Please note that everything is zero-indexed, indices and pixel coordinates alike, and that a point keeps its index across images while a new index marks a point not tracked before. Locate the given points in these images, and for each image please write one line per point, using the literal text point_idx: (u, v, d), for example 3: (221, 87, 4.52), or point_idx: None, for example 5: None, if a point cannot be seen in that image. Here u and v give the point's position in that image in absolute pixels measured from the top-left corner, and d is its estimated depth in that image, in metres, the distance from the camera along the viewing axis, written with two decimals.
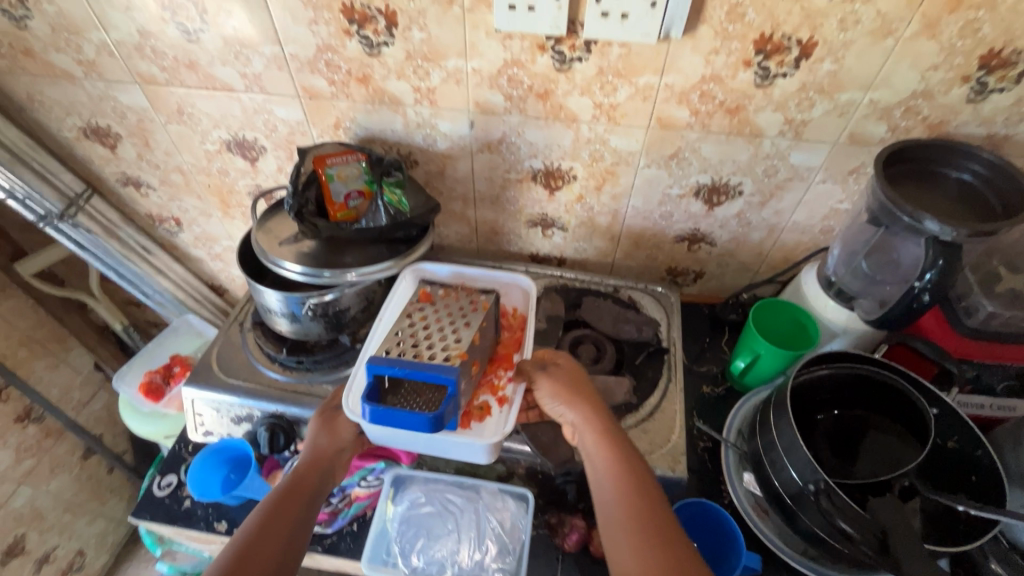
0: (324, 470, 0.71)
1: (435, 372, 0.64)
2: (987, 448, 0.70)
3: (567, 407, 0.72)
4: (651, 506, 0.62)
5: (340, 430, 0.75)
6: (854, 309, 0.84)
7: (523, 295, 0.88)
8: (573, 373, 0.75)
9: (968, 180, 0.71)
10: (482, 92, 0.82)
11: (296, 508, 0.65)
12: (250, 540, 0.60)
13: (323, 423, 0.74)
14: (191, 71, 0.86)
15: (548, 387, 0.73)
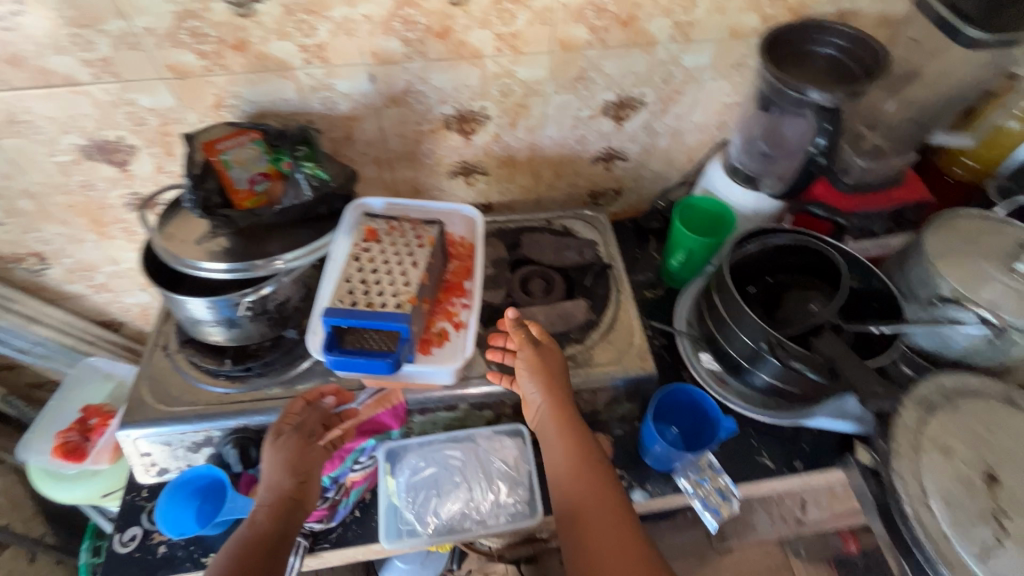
0: (285, 513, 0.68)
1: (390, 319, 0.68)
2: (881, 278, 0.84)
3: (531, 383, 0.75)
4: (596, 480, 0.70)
5: (299, 457, 0.71)
6: (760, 189, 0.94)
7: (467, 223, 0.90)
8: (553, 355, 0.77)
9: (833, 53, 0.81)
10: (377, 40, 0.77)
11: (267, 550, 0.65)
12: None
13: (279, 456, 0.70)
14: (16, 66, 0.71)
15: (529, 363, 0.75)
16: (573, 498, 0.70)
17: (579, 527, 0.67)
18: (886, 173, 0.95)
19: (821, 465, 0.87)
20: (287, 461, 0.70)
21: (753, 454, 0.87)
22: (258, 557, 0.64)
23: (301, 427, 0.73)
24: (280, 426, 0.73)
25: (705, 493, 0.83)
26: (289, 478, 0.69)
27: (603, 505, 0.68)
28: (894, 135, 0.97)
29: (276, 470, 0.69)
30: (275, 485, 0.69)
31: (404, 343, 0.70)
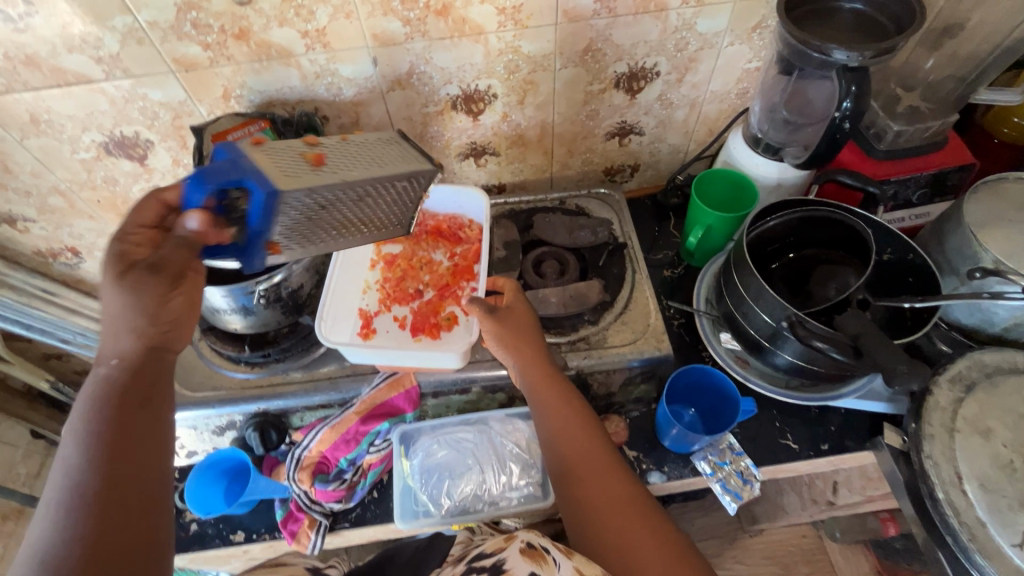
0: (149, 364, 0.57)
1: (234, 176, 0.53)
2: (917, 251, 0.79)
3: (503, 353, 0.73)
4: (588, 441, 0.67)
5: (165, 298, 0.58)
6: (784, 159, 0.89)
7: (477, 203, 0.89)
8: (520, 315, 0.74)
9: (860, 8, 0.75)
10: (377, 22, 0.76)
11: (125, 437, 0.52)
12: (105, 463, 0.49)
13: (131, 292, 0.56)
14: (33, 68, 0.74)
15: (495, 334, 0.72)
16: (571, 466, 0.66)
17: (575, 498, 0.64)
18: (922, 137, 0.88)
19: (851, 448, 0.83)
20: (154, 300, 0.57)
21: (777, 436, 0.85)
22: (136, 413, 0.53)
23: (161, 267, 0.58)
24: (129, 260, 0.58)
25: (725, 475, 0.81)
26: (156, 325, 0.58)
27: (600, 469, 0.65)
28: (934, 95, 0.90)
29: (134, 314, 0.56)
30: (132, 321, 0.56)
31: (256, 175, 0.53)
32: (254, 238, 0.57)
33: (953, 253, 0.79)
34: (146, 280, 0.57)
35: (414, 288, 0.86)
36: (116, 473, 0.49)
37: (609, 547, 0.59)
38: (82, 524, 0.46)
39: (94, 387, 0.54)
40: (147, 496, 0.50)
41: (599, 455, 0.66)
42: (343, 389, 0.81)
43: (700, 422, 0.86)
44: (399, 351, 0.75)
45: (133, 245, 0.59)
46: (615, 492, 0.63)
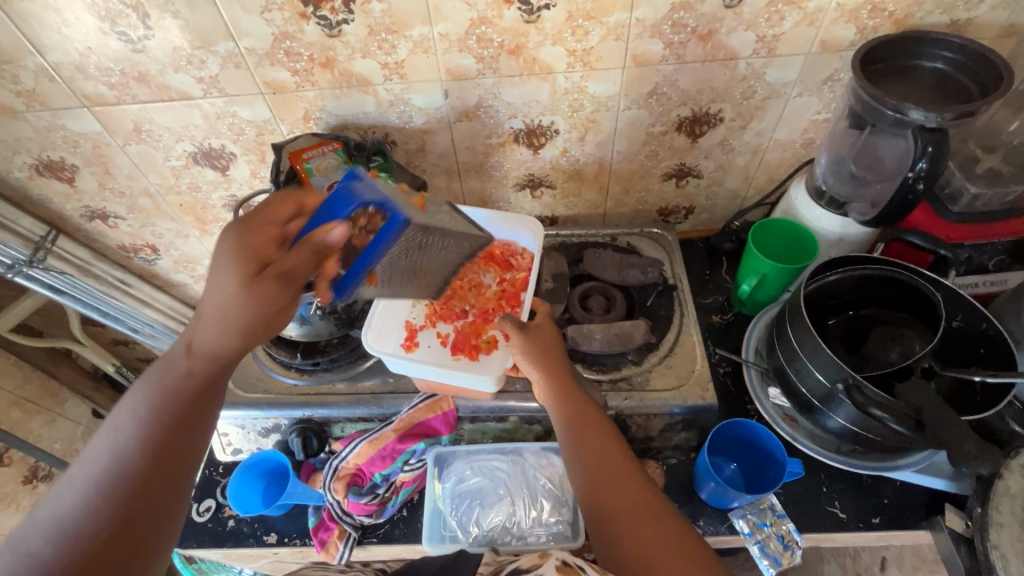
0: (206, 378, 0.57)
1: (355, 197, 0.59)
2: (992, 321, 0.75)
3: (531, 368, 0.73)
4: (610, 453, 0.65)
5: (273, 302, 0.57)
6: (848, 214, 0.87)
7: (531, 232, 0.90)
8: (546, 334, 0.75)
9: (941, 68, 0.73)
10: (453, 57, 0.80)
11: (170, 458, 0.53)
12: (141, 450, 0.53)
13: (234, 276, 0.56)
14: (143, 83, 0.81)
15: (523, 348, 0.73)
16: (603, 497, 0.62)
17: (609, 527, 0.60)
18: (1003, 202, 0.83)
19: (905, 525, 0.78)
20: (254, 298, 0.56)
21: (823, 502, 0.81)
22: (165, 461, 0.53)
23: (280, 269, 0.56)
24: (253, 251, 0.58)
25: (765, 537, 0.78)
26: (252, 331, 0.57)
27: (637, 503, 0.60)
28: (1016, 158, 0.85)
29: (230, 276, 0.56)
30: (223, 309, 0.56)
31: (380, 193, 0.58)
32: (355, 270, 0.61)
33: None
34: (269, 279, 0.56)
35: (460, 307, 0.85)
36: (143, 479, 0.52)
37: (633, 559, 0.57)
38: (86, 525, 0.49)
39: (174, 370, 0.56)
40: (138, 558, 0.50)
41: (635, 491, 0.61)
42: (384, 405, 0.84)
43: (741, 479, 0.83)
44: (438, 369, 0.77)
45: (255, 233, 0.59)
46: (635, 502, 0.60)
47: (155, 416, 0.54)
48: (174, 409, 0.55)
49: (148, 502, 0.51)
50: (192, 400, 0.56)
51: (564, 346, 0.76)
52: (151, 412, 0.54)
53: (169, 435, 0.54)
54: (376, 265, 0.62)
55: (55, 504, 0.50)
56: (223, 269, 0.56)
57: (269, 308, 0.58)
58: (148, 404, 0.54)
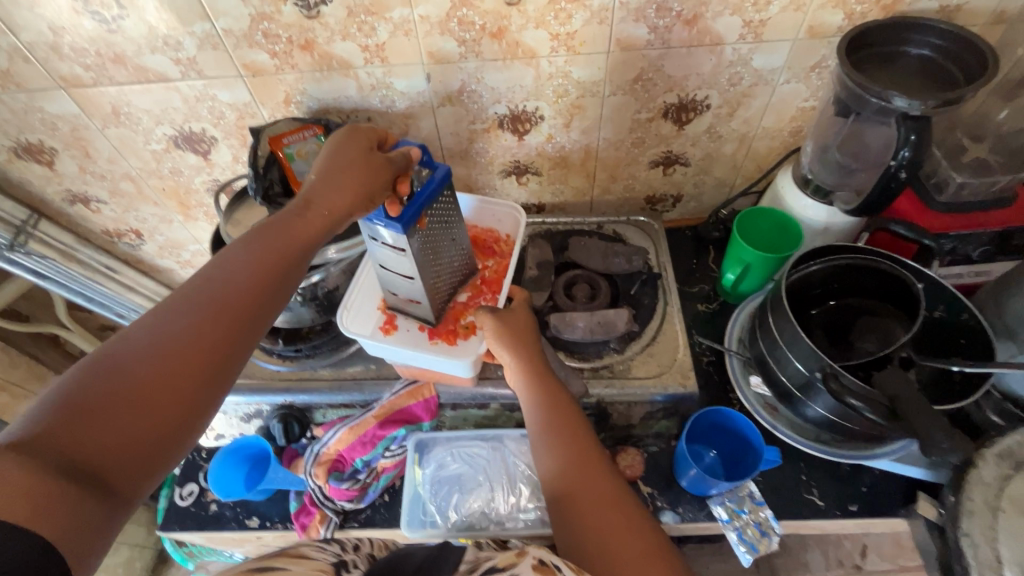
0: (300, 244, 0.58)
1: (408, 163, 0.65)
2: (972, 310, 0.75)
3: (503, 351, 0.72)
4: (577, 445, 0.66)
5: (368, 180, 0.59)
6: (833, 203, 0.86)
7: (513, 219, 0.90)
8: (521, 319, 0.75)
9: (927, 54, 0.73)
10: (434, 41, 0.79)
11: (243, 314, 0.53)
12: (234, 294, 0.53)
13: (353, 150, 0.61)
14: (119, 65, 0.80)
15: (497, 332, 0.72)
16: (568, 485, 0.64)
17: (572, 513, 0.62)
18: (989, 192, 0.82)
19: (882, 512, 0.79)
20: (368, 174, 0.59)
21: (801, 490, 0.81)
22: (237, 315, 0.53)
23: (375, 164, 0.60)
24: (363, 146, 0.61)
25: (743, 524, 0.78)
26: (356, 199, 0.58)
27: (598, 492, 0.62)
28: (1004, 148, 0.85)
29: (344, 155, 0.60)
30: (336, 172, 0.59)
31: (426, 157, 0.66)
32: (420, 198, 0.61)
33: (1015, 319, 0.76)
34: (382, 161, 0.60)
35: None
36: (231, 325, 0.52)
37: (589, 546, 0.59)
38: (172, 346, 0.48)
39: (277, 222, 0.58)
40: (194, 406, 0.49)
41: (599, 482, 0.63)
42: (365, 391, 0.84)
43: (721, 467, 0.83)
44: (414, 351, 0.77)
45: (369, 133, 0.64)
46: (598, 493, 0.62)
47: (247, 270, 0.55)
48: (270, 261, 0.56)
49: (219, 350, 0.51)
50: (275, 263, 0.56)
51: (538, 332, 0.76)
52: (256, 259, 0.55)
53: (251, 293, 0.54)
54: (430, 207, 0.63)
55: (159, 325, 0.49)
56: (348, 145, 0.62)
57: (374, 180, 0.59)
58: (250, 252, 0.55)
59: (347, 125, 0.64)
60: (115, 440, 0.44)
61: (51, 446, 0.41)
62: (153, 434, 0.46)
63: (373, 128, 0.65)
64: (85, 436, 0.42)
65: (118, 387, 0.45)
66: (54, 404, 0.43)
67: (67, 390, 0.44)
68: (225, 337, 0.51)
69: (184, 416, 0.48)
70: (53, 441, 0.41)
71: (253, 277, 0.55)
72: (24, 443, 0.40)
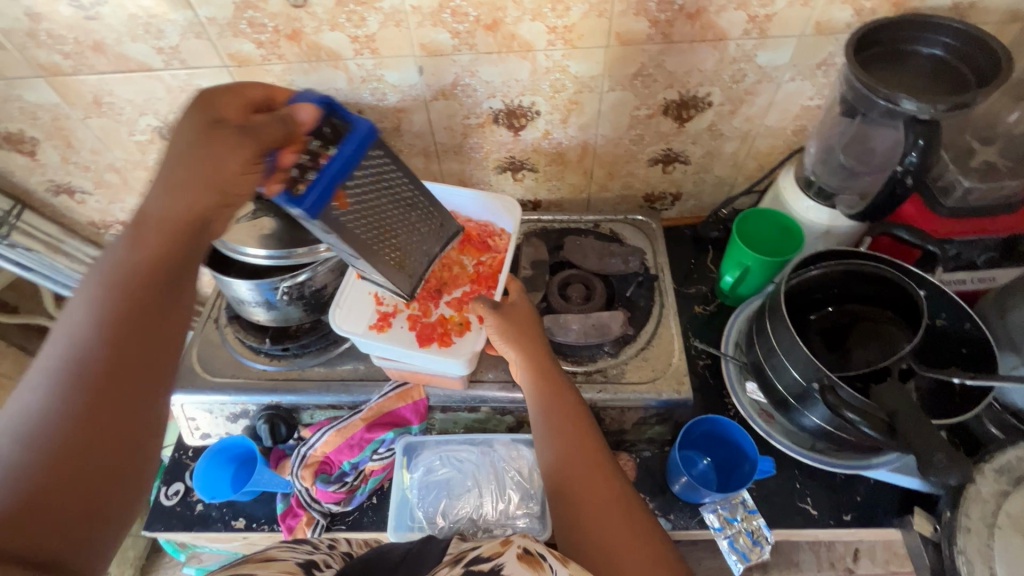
0: (167, 255, 0.49)
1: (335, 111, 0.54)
2: (974, 320, 0.73)
3: (508, 347, 0.71)
4: (581, 441, 0.64)
5: (209, 184, 0.49)
6: (836, 206, 0.84)
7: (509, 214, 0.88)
8: (523, 315, 0.74)
9: (939, 54, 0.70)
10: (426, 32, 0.76)
11: (128, 351, 0.45)
12: (103, 332, 0.45)
13: (189, 128, 0.50)
14: (100, 53, 0.77)
15: (500, 328, 0.71)
16: (569, 477, 0.61)
17: (572, 506, 0.59)
18: (996, 196, 0.80)
19: (877, 522, 0.78)
20: (211, 151, 0.49)
21: (795, 498, 0.80)
22: (124, 341, 0.45)
23: (251, 133, 0.49)
24: (217, 119, 0.51)
25: (735, 533, 0.78)
26: (205, 190, 0.49)
27: (600, 484, 0.60)
28: (1014, 151, 0.82)
29: (184, 145, 0.50)
30: (169, 171, 0.50)
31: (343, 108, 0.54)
32: (329, 170, 0.53)
33: (1018, 329, 0.74)
34: (233, 140, 0.49)
35: (437, 289, 0.83)
36: (116, 361, 0.44)
37: (590, 542, 0.56)
38: (59, 414, 0.42)
39: (120, 251, 0.48)
40: (134, 435, 0.45)
41: (601, 473, 0.61)
42: (353, 393, 0.82)
43: (714, 474, 0.82)
44: (407, 350, 0.75)
45: (224, 108, 0.52)
46: (602, 493, 0.59)
47: (114, 305, 0.46)
48: (131, 285, 0.47)
49: (117, 392, 0.44)
50: (153, 280, 0.48)
51: (541, 328, 0.75)
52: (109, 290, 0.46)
53: (140, 312, 0.47)
54: (345, 178, 0.54)
55: (26, 405, 0.42)
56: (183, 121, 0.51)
57: (224, 164, 0.49)
58: (100, 287, 0.46)
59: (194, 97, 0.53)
60: (49, 536, 0.39)
61: None
62: (86, 502, 0.42)
63: (238, 93, 0.54)
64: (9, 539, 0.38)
65: (21, 484, 0.39)
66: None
67: None
68: (118, 376, 0.44)
69: (105, 475, 0.43)
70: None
71: (129, 298, 0.46)
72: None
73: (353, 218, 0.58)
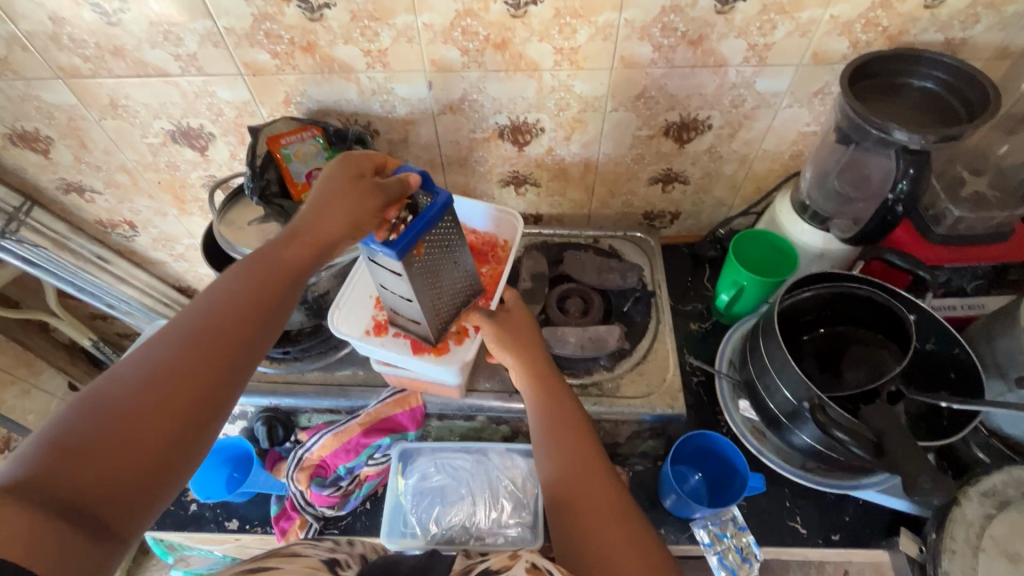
0: (292, 264, 0.59)
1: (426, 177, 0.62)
2: (963, 345, 0.74)
3: (505, 354, 0.73)
4: (578, 449, 0.65)
5: (349, 211, 0.59)
6: (830, 229, 0.86)
7: (510, 225, 0.89)
8: (520, 321, 0.75)
9: (931, 87, 0.72)
10: (437, 49, 0.78)
11: (247, 331, 0.55)
12: (233, 313, 0.55)
13: (336, 173, 0.61)
14: (119, 57, 0.79)
15: (496, 335, 0.73)
16: (565, 484, 0.63)
17: (569, 514, 0.60)
18: (987, 226, 0.82)
19: (864, 543, 0.79)
20: (350, 200, 0.59)
21: (784, 516, 0.81)
22: (228, 338, 0.53)
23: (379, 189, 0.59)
24: (356, 175, 0.61)
25: (724, 549, 0.78)
26: (344, 223, 0.59)
27: (596, 491, 0.61)
28: (1004, 183, 0.84)
29: (328, 195, 0.60)
30: (318, 203, 0.60)
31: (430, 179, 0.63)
32: (417, 223, 0.58)
33: (1006, 355, 0.76)
34: (368, 192, 0.60)
35: None
36: (231, 343, 0.53)
37: (586, 548, 0.57)
38: (171, 371, 0.49)
39: (266, 250, 0.59)
40: (211, 407, 0.51)
41: (597, 479, 0.62)
42: (351, 398, 0.83)
43: (705, 490, 0.83)
44: (401, 354, 0.75)
45: (363, 163, 0.63)
46: (599, 501, 0.60)
47: (244, 296, 0.56)
48: (263, 282, 0.57)
49: (217, 367, 0.52)
50: (268, 288, 0.57)
51: (540, 333, 0.76)
52: (247, 283, 0.57)
53: (250, 317, 0.55)
54: (427, 234, 0.59)
55: (149, 358, 0.49)
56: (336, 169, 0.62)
57: (362, 206, 0.59)
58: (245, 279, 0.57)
59: (341, 154, 0.64)
60: (97, 489, 0.43)
61: (39, 486, 0.41)
62: (152, 459, 0.47)
63: (370, 156, 0.64)
64: (77, 476, 0.43)
65: (109, 424, 0.45)
66: (43, 446, 0.43)
67: (54, 431, 0.44)
68: (238, 355, 0.54)
69: (178, 438, 0.48)
70: (44, 483, 0.41)
71: (248, 302, 0.56)
72: (10, 490, 0.40)
73: (421, 267, 0.61)
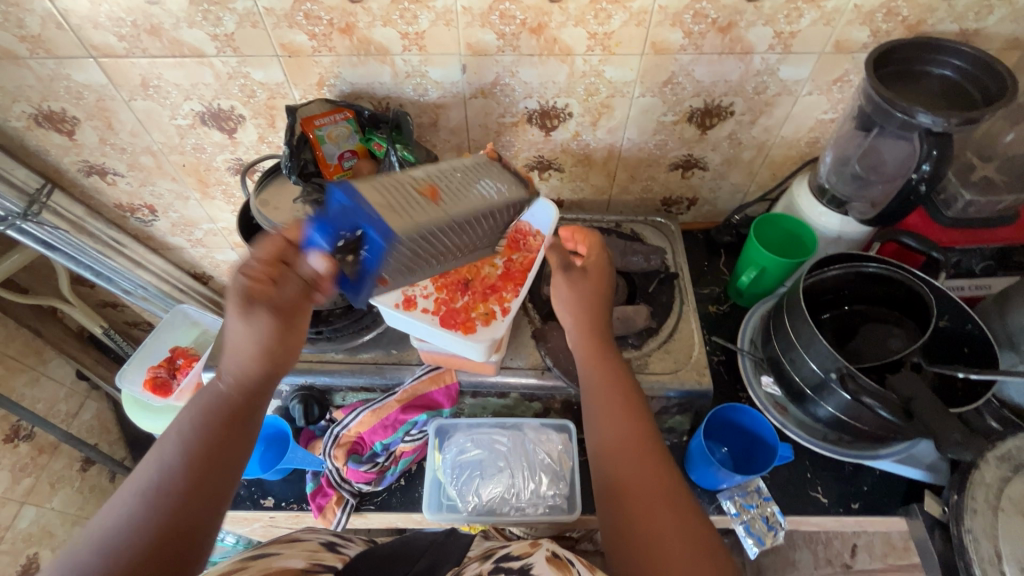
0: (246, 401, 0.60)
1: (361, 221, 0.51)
2: (976, 322, 0.78)
3: (570, 312, 0.75)
4: (624, 425, 0.67)
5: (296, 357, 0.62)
6: (848, 213, 0.90)
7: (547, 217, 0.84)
8: (591, 283, 0.76)
9: (949, 75, 0.76)
10: (474, 32, 0.80)
11: (218, 469, 0.55)
12: (201, 454, 0.55)
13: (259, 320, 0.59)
14: (154, 36, 0.79)
15: (564, 292, 0.75)
16: (613, 458, 0.65)
17: (616, 487, 0.63)
18: (993, 210, 0.86)
19: (883, 510, 0.82)
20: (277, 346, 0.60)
21: (806, 487, 0.85)
22: (203, 477, 0.54)
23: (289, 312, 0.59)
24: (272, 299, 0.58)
25: (751, 518, 0.81)
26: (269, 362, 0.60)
27: (637, 467, 0.63)
28: (1010, 169, 0.89)
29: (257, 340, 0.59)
30: (257, 352, 0.60)
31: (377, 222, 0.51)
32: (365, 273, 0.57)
33: (1016, 330, 0.80)
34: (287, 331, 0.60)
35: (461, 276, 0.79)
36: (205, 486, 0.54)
37: (633, 526, 0.60)
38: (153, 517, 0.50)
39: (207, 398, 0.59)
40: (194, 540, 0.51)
41: (642, 455, 0.64)
42: (387, 375, 0.83)
43: (731, 462, 0.87)
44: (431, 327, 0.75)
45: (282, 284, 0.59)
46: (646, 478, 0.62)
47: (203, 435, 0.56)
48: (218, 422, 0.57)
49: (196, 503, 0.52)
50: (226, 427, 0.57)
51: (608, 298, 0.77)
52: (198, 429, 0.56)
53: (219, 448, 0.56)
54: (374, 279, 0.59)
55: (119, 517, 0.50)
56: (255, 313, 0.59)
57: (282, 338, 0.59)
58: (195, 422, 0.57)
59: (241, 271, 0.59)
60: None
61: None
62: None
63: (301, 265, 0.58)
64: None
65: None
66: None
67: None
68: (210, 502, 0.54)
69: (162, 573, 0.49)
70: None
71: (211, 440, 0.56)
72: None
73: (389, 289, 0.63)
